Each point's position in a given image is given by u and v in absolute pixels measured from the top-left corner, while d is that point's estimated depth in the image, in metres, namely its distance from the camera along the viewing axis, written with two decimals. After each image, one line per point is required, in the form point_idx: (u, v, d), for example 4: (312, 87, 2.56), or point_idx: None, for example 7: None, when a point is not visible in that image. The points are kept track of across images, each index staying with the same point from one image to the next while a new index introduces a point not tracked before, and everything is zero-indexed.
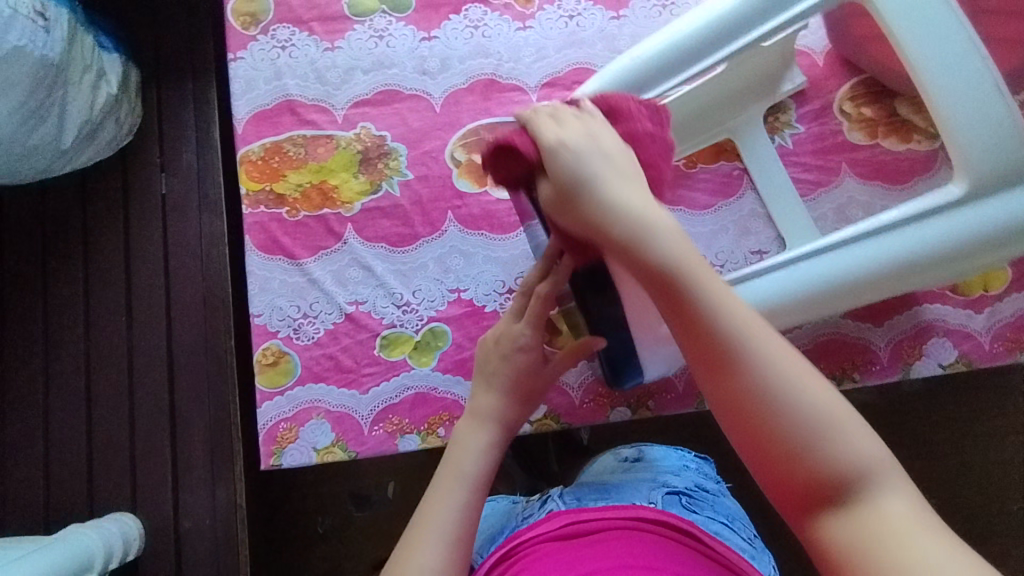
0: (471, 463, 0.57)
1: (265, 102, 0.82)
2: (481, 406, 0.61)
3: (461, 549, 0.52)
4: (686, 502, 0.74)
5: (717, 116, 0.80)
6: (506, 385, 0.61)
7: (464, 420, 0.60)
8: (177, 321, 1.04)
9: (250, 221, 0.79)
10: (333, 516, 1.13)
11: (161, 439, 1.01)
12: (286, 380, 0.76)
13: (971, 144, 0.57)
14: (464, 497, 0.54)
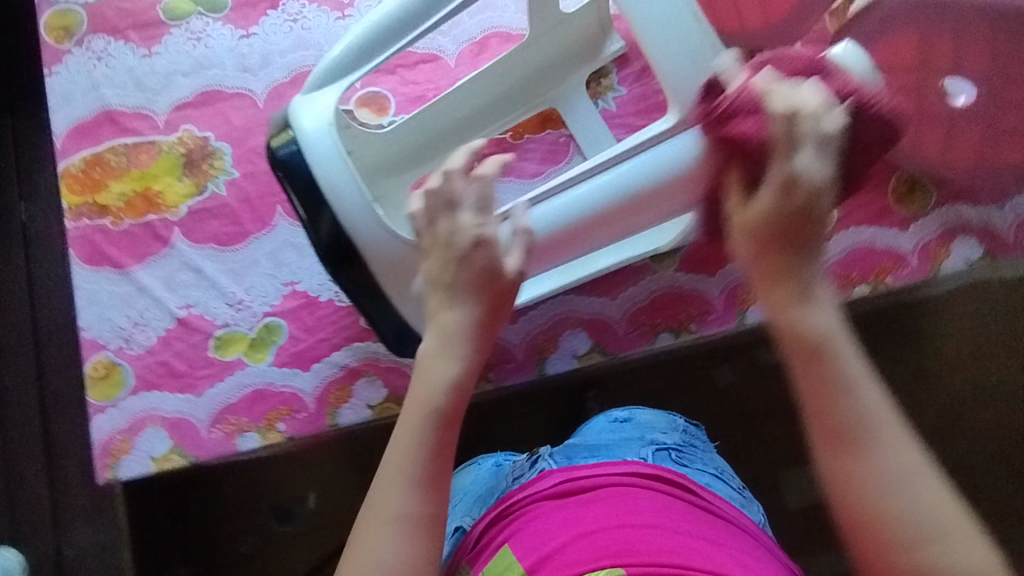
0: (441, 396, 0.47)
1: (84, 115, 0.81)
2: (446, 327, 0.49)
3: (439, 491, 0.45)
4: (677, 457, 0.64)
5: (536, 87, 0.79)
6: (483, 290, 0.50)
7: (432, 340, 0.49)
8: (45, 349, 1.01)
9: (74, 234, 0.78)
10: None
11: (39, 472, 0.99)
12: (119, 391, 0.75)
13: (672, 71, 0.59)
14: (431, 432, 0.46)
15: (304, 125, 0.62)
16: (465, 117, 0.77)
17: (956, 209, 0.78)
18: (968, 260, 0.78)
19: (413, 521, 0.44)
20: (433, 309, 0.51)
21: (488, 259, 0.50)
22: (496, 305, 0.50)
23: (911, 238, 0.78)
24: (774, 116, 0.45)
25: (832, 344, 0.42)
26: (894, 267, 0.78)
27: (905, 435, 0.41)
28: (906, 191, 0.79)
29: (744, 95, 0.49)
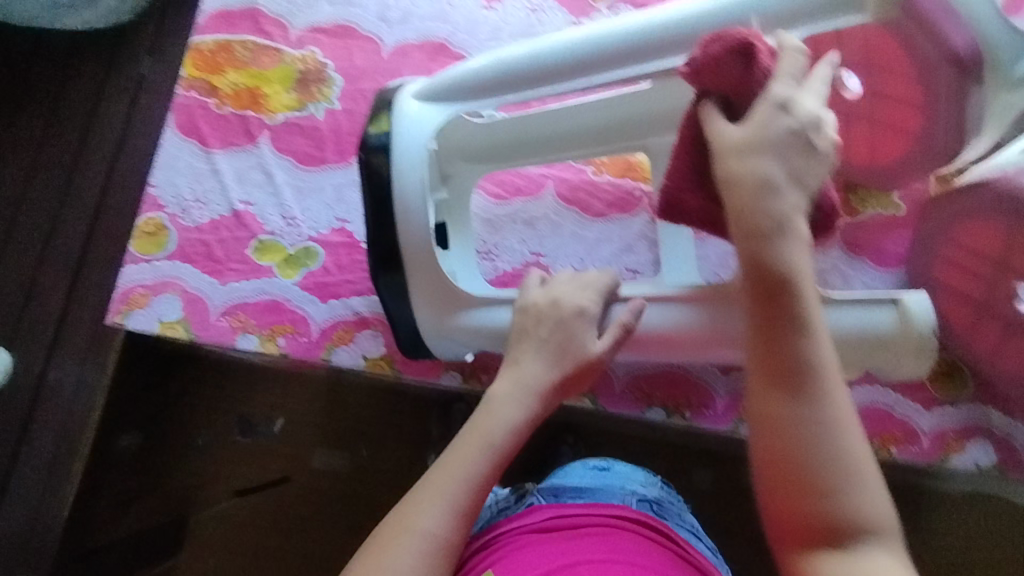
0: (501, 434, 0.54)
1: (232, 4, 0.87)
2: (522, 376, 0.59)
3: (465, 522, 0.50)
4: (657, 510, 0.66)
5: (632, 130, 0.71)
6: (566, 355, 0.60)
7: (505, 381, 0.59)
8: (111, 190, 1.08)
9: (179, 102, 0.84)
10: (215, 432, 1.10)
11: (58, 294, 1.05)
12: (157, 251, 0.80)
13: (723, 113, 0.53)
14: (479, 462, 0.52)
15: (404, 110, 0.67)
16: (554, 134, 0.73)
17: (984, 409, 0.77)
18: (978, 463, 0.76)
19: (438, 540, 0.48)
20: (520, 354, 0.61)
21: (580, 337, 0.60)
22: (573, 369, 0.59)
23: (930, 420, 0.77)
24: (774, 74, 0.48)
25: (804, 330, 0.42)
26: (903, 440, 0.77)
27: (870, 463, 0.41)
28: (940, 373, 0.78)
29: (755, 36, 0.49)
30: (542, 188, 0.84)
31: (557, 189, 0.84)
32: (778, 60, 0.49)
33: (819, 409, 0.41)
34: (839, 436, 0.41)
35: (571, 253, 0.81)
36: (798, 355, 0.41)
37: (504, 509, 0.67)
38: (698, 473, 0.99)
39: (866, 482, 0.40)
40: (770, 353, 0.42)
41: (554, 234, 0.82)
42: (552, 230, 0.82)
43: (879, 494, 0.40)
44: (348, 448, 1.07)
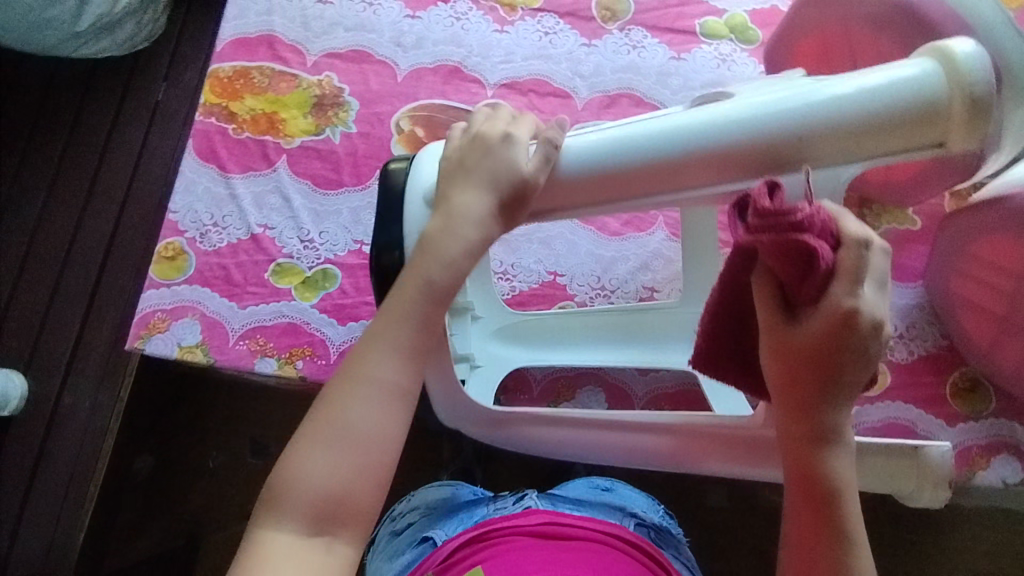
0: (440, 274, 0.46)
1: (250, 32, 0.89)
2: (462, 210, 0.47)
3: (400, 400, 0.45)
4: (654, 537, 0.68)
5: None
6: (501, 179, 0.48)
7: (438, 219, 0.48)
8: (127, 214, 1.09)
9: (197, 128, 0.85)
10: (227, 454, 1.10)
11: (73, 318, 1.06)
12: (176, 276, 0.80)
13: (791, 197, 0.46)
14: (407, 337, 0.46)
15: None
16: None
17: (1009, 424, 0.77)
18: (1006, 480, 0.75)
19: (371, 434, 0.44)
20: (451, 189, 0.49)
21: (510, 155, 0.48)
22: (503, 205, 0.48)
23: (954, 436, 0.77)
24: (842, 253, 0.38)
25: (846, 482, 0.46)
26: None
27: None
28: (963, 389, 0.78)
29: (821, 212, 0.37)
30: None
31: None
32: (841, 251, 0.38)
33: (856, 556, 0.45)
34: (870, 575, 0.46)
35: (588, 272, 0.81)
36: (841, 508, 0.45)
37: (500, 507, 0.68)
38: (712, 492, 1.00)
39: None
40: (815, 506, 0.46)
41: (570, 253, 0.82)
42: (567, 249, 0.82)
43: None
44: None
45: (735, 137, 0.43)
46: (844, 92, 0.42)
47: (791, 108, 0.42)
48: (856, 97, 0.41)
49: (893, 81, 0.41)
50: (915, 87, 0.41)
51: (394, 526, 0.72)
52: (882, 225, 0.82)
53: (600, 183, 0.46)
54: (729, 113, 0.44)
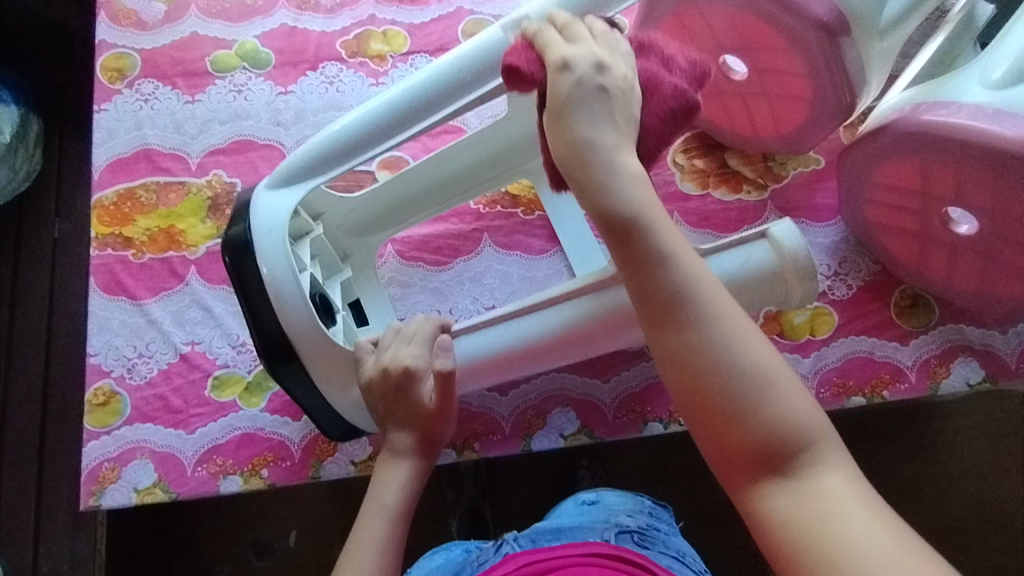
0: (392, 495, 0.58)
1: (124, 151, 0.86)
2: (394, 445, 0.61)
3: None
4: (639, 539, 0.72)
5: (514, 157, 0.78)
6: (415, 418, 0.61)
7: (383, 455, 0.61)
8: (55, 360, 1.05)
9: (96, 263, 0.82)
10: (231, 564, 1.07)
11: (27, 485, 1.01)
12: (113, 419, 0.77)
13: None
14: (385, 529, 0.55)
15: (259, 212, 0.65)
16: (438, 181, 0.77)
17: (958, 327, 0.79)
18: (969, 380, 0.78)
19: None
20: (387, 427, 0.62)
21: (415, 393, 0.61)
22: (424, 435, 0.61)
23: (911, 353, 0.79)
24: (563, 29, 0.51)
25: (616, 186, 0.45)
26: (893, 381, 0.78)
27: (790, 386, 0.43)
28: (907, 306, 0.80)
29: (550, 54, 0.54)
30: (479, 241, 0.84)
31: (494, 240, 0.84)
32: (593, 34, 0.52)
33: (725, 336, 0.43)
34: (761, 349, 0.43)
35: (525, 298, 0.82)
36: (670, 266, 0.44)
37: (484, 561, 0.71)
38: None
39: (787, 412, 0.42)
40: (641, 272, 0.44)
41: (503, 284, 0.82)
42: (500, 281, 0.82)
43: (808, 407, 0.43)
44: None
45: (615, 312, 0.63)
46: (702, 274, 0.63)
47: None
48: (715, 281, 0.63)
49: (743, 264, 0.63)
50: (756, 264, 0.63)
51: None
52: (790, 171, 0.84)
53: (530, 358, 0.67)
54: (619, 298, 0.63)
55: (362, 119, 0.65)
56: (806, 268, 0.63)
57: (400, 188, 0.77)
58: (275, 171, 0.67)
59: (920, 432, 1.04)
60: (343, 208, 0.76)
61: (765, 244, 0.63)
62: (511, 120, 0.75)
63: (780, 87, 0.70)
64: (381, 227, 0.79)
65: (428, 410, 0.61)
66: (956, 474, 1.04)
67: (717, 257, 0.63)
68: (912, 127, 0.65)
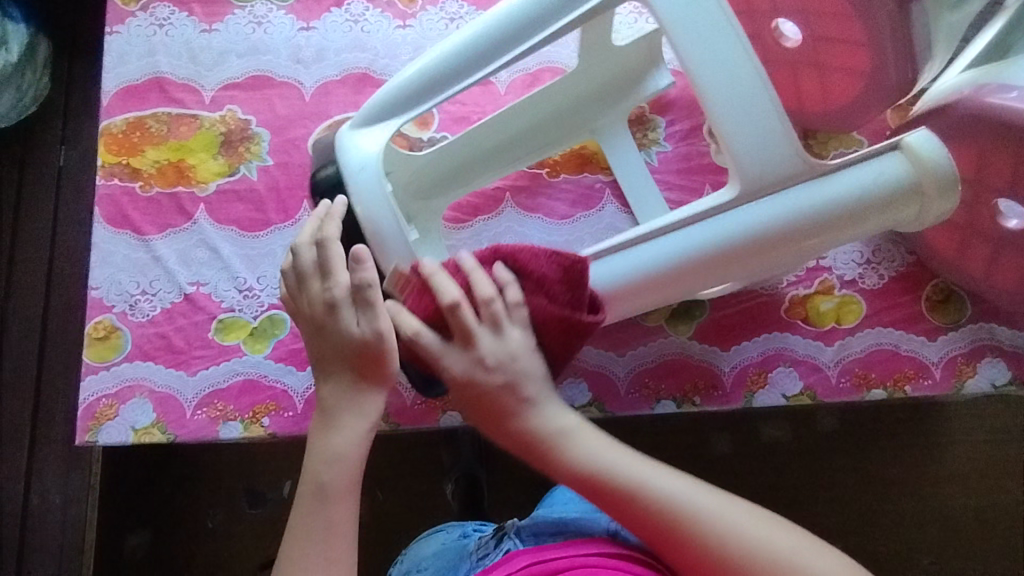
0: (331, 472, 0.56)
1: (135, 78, 0.82)
2: (353, 404, 0.58)
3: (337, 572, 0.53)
4: None
5: (579, 115, 0.78)
6: (342, 362, 0.58)
7: (316, 419, 0.59)
8: (56, 293, 1.02)
9: (101, 192, 0.78)
10: (224, 509, 1.06)
11: (23, 416, 0.99)
12: (113, 355, 0.74)
13: (738, 135, 0.57)
14: (333, 510, 0.55)
15: (352, 154, 0.64)
16: (506, 139, 0.76)
17: (989, 327, 0.77)
18: (994, 382, 0.76)
19: None
20: (321, 378, 0.59)
21: (342, 330, 0.57)
22: (361, 368, 0.58)
23: (938, 350, 0.76)
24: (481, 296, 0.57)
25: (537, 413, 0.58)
26: (916, 376, 0.76)
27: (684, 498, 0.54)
28: (938, 300, 0.77)
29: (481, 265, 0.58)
30: (500, 202, 0.80)
31: (516, 200, 0.80)
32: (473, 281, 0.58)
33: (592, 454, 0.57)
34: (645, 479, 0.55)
35: None
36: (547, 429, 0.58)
37: (485, 556, 0.70)
38: (717, 440, 1.02)
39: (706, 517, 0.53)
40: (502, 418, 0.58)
41: None
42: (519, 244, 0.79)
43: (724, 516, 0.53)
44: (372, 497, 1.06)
45: (769, 230, 0.58)
46: (839, 189, 0.58)
47: (800, 206, 0.58)
48: (852, 196, 0.58)
49: (877, 177, 0.59)
50: (887, 177, 0.59)
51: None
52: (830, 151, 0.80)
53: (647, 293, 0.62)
54: (762, 215, 0.58)
55: (447, 54, 0.62)
56: (946, 181, 0.60)
57: (482, 136, 0.75)
58: (360, 112, 0.65)
59: (927, 430, 1.03)
60: (412, 165, 0.73)
61: (899, 155, 0.59)
62: (584, 70, 0.76)
63: (835, 59, 0.66)
64: (449, 188, 0.75)
65: (359, 343, 0.57)
66: (959, 476, 1.02)
67: (849, 173, 0.59)
68: (973, 110, 0.62)
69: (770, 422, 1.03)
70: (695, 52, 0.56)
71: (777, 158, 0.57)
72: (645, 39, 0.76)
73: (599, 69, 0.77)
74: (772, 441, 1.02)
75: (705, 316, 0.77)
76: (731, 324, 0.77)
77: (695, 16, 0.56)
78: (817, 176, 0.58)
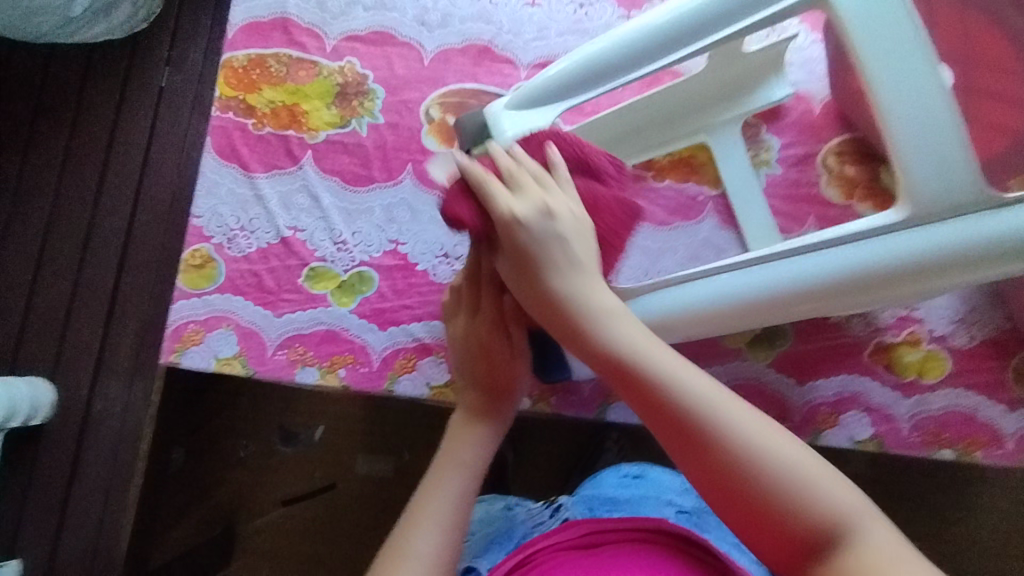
0: (469, 453, 0.58)
1: (262, 15, 0.82)
2: (474, 411, 0.61)
3: (455, 540, 0.52)
4: (696, 521, 0.73)
5: (689, 118, 0.77)
6: (491, 378, 0.62)
7: (457, 419, 0.61)
8: (141, 209, 1.05)
9: (215, 124, 0.79)
10: (259, 445, 1.09)
11: (95, 322, 1.03)
12: (206, 284, 0.76)
13: (917, 168, 0.53)
14: (461, 483, 0.55)
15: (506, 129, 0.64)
16: (624, 132, 0.77)
17: None
18: None
19: (432, 560, 0.50)
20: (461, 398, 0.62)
21: (501, 348, 0.62)
22: (501, 385, 0.62)
23: (1016, 421, 0.75)
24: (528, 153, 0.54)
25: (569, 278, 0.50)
26: (988, 444, 0.75)
27: (719, 398, 0.45)
28: None
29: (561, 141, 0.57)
30: None
31: None
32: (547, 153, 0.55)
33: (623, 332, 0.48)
34: (657, 350, 0.48)
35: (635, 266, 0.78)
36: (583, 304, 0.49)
37: (540, 523, 0.75)
38: None
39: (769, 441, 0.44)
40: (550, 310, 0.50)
41: None
42: None
43: (782, 446, 0.44)
44: (407, 462, 1.08)
45: (919, 258, 0.56)
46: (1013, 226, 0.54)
47: (956, 241, 0.55)
48: (1003, 233, 0.54)
49: None
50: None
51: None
52: None
53: (799, 304, 0.60)
54: (918, 244, 0.55)
55: (615, 43, 0.61)
56: None
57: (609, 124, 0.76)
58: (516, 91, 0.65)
59: (972, 494, 1.01)
60: None
61: None
62: (706, 75, 0.75)
63: (984, 112, 0.64)
64: None
65: (509, 360, 0.62)
66: (986, 547, 1.01)
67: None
68: None
69: None
70: (885, 75, 0.52)
71: (952, 195, 0.54)
72: (769, 50, 0.75)
73: (722, 73, 0.75)
74: None
75: (787, 346, 0.77)
76: (811, 359, 0.76)
77: (888, 43, 0.52)
78: (993, 207, 0.54)
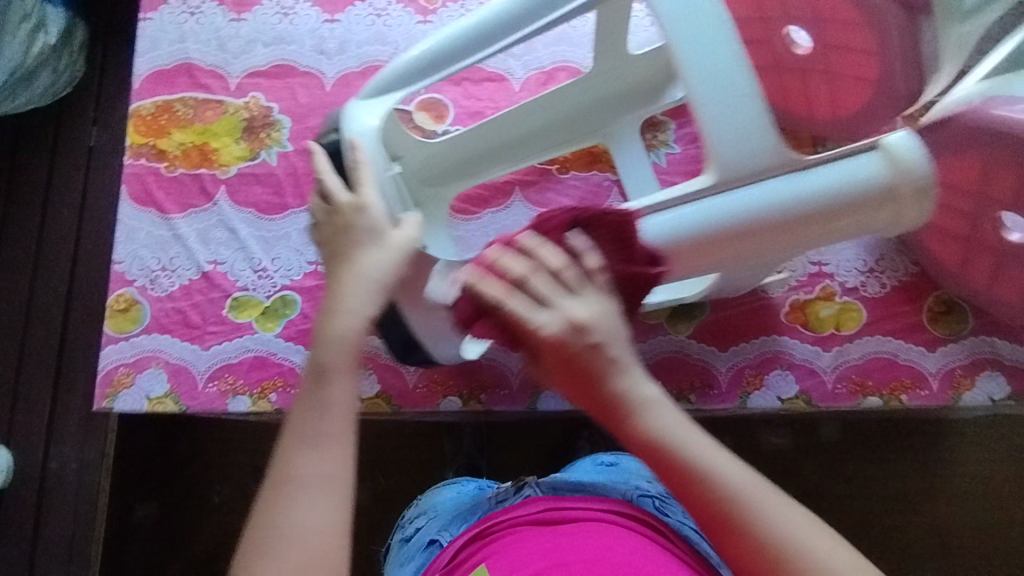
0: (335, 348, 0.46)
1: (166, 63, 0.85)
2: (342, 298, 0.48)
3: (347, 451, 0.45)
4: (659, 505, 0.71)
5: (588, 122, 0.79)
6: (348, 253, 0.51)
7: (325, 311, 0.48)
8: (82, 266, 1.06)
9: (128, 171, 0.82)
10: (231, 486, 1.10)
11: (44, 383, 1.04)
12: (132, 327, 0.78)
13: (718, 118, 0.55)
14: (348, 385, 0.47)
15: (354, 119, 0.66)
16: (519, 136, 0.77)
17: (989, 340, 0.77)
18: (992, 396, 0.76)
19: (326, 481, 0.43)
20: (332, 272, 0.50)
21: (361, 222, 0.52)
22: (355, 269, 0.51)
23: (936, 360, 0.77)
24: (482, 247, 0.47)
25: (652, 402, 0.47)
26: (912, 386, 0.76)
27: (729, 460, 0.46)
28: (940, 312, 0.78)
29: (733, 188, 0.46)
30: (509, 195, 0.83)
31: (525, 195, 0.83)
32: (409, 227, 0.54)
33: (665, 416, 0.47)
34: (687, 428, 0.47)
35: None
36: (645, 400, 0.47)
37: (502, 501, 0.72)
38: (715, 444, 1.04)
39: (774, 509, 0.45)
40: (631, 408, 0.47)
41: None
42: None
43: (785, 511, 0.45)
44: (376, 485, 1.08)
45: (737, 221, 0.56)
46: (812, 189, 0.55)
47: (754, 205, 0.56)
48: (809, 199, 0.55)
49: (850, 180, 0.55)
50: (859, 180, 0.54)
51: (405, 533, 0.77)
52: None
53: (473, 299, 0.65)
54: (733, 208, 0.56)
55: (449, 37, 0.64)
56: (923, 184, 0.54)
57: (502, 127, 0.76)
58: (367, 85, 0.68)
59: (936, 443, 1.02)
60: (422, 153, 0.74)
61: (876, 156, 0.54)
62: (594, 78, 0.77)
63: None
64: (458, 177, 0.77)
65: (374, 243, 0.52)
66: (956, 495, 1.02)
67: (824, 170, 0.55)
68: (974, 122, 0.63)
69: (770, 430, 1.03)
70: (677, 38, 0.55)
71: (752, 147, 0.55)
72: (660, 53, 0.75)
73: (610, 78, 0.77)
74: (772, 448, 1.02)
75: (705, 316, 0.79)
76: (731, 325, 0.78)
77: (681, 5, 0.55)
78: (797, 171, 0.56)
